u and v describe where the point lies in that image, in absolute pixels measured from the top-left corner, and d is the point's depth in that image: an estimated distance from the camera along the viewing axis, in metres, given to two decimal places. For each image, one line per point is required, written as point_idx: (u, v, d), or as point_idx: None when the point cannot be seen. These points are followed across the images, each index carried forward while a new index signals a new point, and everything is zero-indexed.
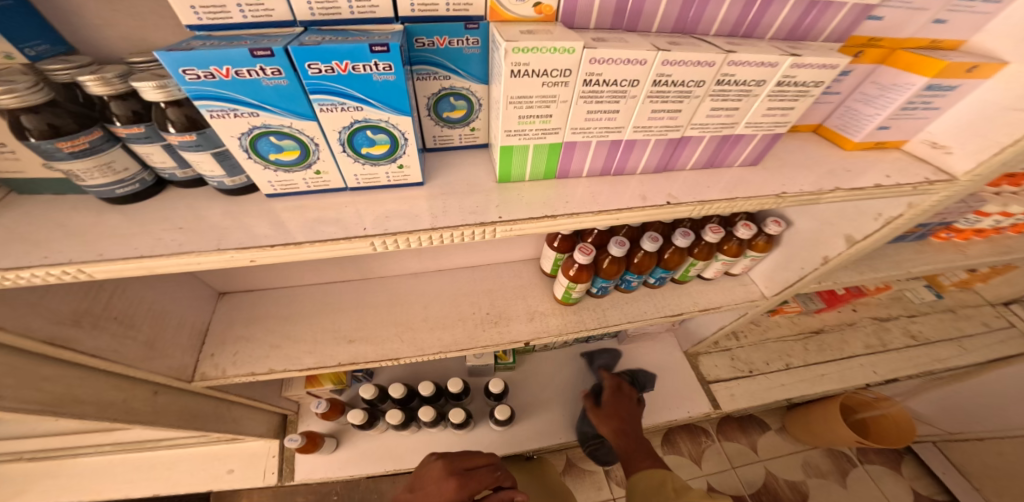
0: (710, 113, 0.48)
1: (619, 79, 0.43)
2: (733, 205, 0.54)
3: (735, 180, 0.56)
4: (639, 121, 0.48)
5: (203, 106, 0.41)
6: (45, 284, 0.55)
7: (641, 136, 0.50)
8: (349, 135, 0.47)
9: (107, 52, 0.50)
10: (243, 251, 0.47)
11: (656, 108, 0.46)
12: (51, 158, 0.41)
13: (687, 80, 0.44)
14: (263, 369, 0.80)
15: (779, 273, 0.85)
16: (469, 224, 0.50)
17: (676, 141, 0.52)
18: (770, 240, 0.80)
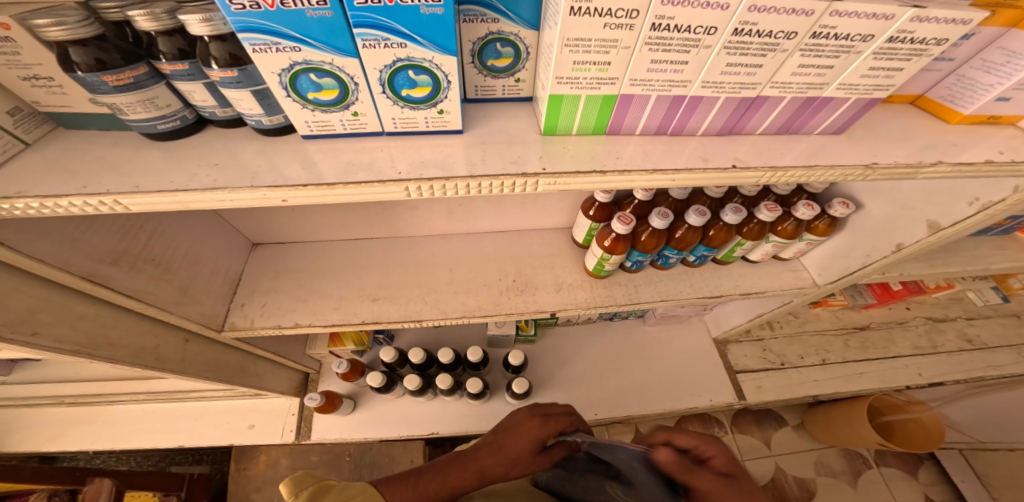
0: (796, 71, 0.43)
1: (693, 25, 0.38)
2: (811, 174, 0.49)
3: (810, 148, 0.51)
4: (709, 76, 0.43)
5: (247, 39, 0.39)
6: (87, 219, 0.55)
7: (708, 93, 0.45)
8: (390, 75, 0.45)
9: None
10: (276, 190, 0.46)
11: (731, 61, 0.41)
12: (97, 91, 0.38)
13: (777, 31, 0.38)
14: (290, 321, 0.81)
15: (838, 261, 0.79)
16: (511, 174, 0.49)
17: (748, 103, 0.47)
18: (833, 223, 0.75)
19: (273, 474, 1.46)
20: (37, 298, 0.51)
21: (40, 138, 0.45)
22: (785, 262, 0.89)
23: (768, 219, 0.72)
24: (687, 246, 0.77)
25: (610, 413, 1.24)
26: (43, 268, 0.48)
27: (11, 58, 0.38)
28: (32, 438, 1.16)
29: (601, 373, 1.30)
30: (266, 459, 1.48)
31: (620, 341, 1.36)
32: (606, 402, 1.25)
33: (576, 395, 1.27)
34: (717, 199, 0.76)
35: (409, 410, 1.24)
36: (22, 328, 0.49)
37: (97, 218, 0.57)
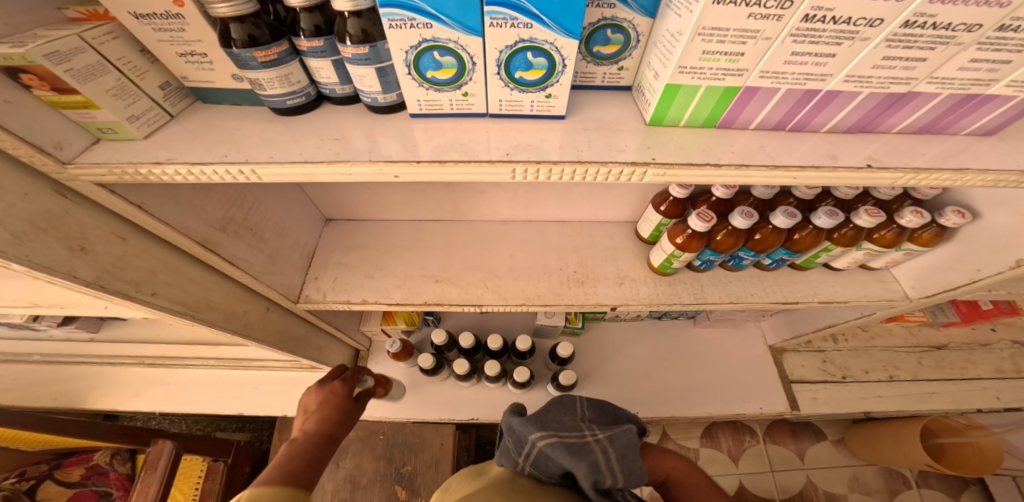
0: (964, 66, 0.41)
1: (855, 17, 0.36)
2: (957, 179, 0.48)
3: (954, 147, 0.49)
4: (857, 70, 0.42)
5: (386, 15, 0.40)
6: (205, 187, 0.59)
7: (851, 87, 0.44)
8: (508, 55, 0.45)
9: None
10: (391, 165, 0.47)
11: (889, 55, 0.40)
12: (246, 66, 0.43)
13: (955, 24, 0.36)
14: (359, 297, 0.84)
15: (943, 275, 0.81)
16: (619, 163, 0.48)
17: (894, 100, 0.46)
18: (939, 233, 0.76)
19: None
20: (155, 260, 0.56)
21: (182, 110, 0.51)
22: (874, 273, 0.92)
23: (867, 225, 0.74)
24: (767, 247, 0.80)
25: (652, 411, 1.24)
26: (171, 232, 0.53)
27: (176, 35, 0.43)
28: (109, 396, 1.25)
29: (644, 371, 1.30)
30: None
31: (667, 340, 1.35)
32: (647, 401, 1.24)
33: (618, 391, 1.26)
34: (807, 202, 0.79)
35: (451, 394, 1.26)
36: (145, 287, 0.54)
37: (213, 186, 0.62)
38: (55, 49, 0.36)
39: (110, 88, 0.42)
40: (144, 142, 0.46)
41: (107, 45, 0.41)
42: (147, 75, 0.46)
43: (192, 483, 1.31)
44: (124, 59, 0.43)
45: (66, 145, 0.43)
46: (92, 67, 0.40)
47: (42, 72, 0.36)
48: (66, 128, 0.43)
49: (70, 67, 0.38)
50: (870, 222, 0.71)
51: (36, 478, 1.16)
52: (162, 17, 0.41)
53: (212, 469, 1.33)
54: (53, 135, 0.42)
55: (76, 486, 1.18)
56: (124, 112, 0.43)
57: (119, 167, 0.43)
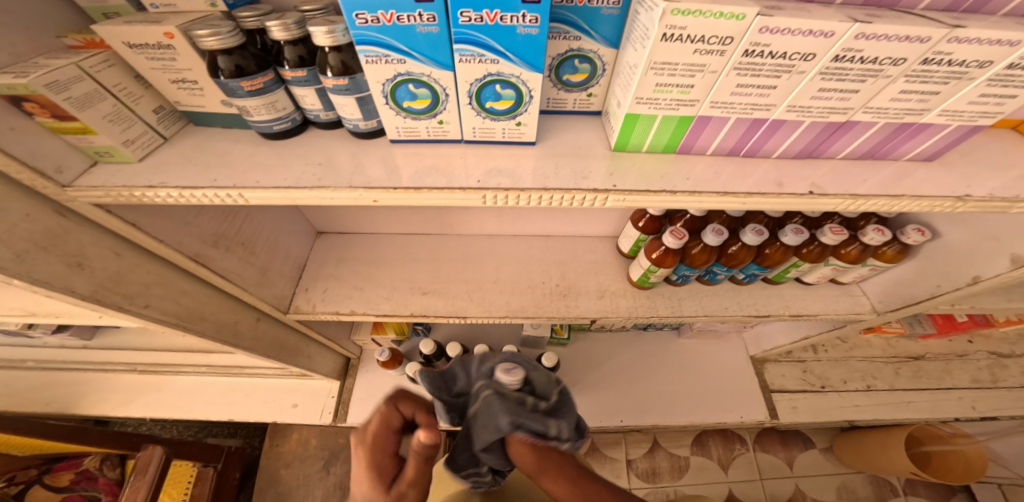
0: (897, 96, 0.44)
1: (789, 51, 0.39)
2: (895, 204, 0.51)
3: (898, 173, 0.53)
4: (797, 100, 0.45)
5: (363, 51, 0.44)
6: (199, 205, 0.62)
7: (793, 117, 0.47)
8: (478, 88, 0.49)
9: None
10: (371, 191, 0.50)
11: (824, 87, 0.43)
12: (234, 94, 0.46)
13: (883, 57, 0.39)
14: (346, 308, 0.88)
15: (906, 289, 0.84)
16: (582, 190, 0.51)
17: (836, 128, 0.49)
18: (901, 250, 0.79)
19: (303, 453, 1.53)
20: (150, 274, 0.59)
21: (176, 133, 0.54)
22: (843, 287, 0.95)
23: (833, 243, 0.77)
24: (740, 263, 0.83)
25: (636, 420, 1.27)
26: (163, 248, 0.56)
27: (168, 64, 0.46)
28: (103, 402, 1.27)
29: (630, 380, 1.34)
30: (298, 437, 1.56)
31: (653, 350, 1.38)
32: (632, 409, 1.27)
33: (604, 400, 1.30)
34: (776, 218, 0.82)
35: None
36: (138, 300, 0.57)
37: (206, 206, 0.65)
38: (54, 80, 0.39)
39: (106, 114, 0.45)
40: (138, 164, 0.50)
41: (104, 73, 0.44)
42: (141, 100, 0.49)
43: (182, 487, 1.27)
44: (120, 86, 0.46)
45: (65, 169, 0.46)
46: (89, 94, 0.43)
47: (44, 101, 0.40)
48: (66, 152, 0.46)
49: (69, 96, 0.41)
50: (834, 239, 0.74)
51: (25, 483, 1.17)
52: (155, 47, 0.44)
53: (201, 476, 1.32)
54: (54, 158, 0.45)
55: (64, 490, 1.19)
56: (119, 137, 0.47)
57: (116, 190, 0.47)
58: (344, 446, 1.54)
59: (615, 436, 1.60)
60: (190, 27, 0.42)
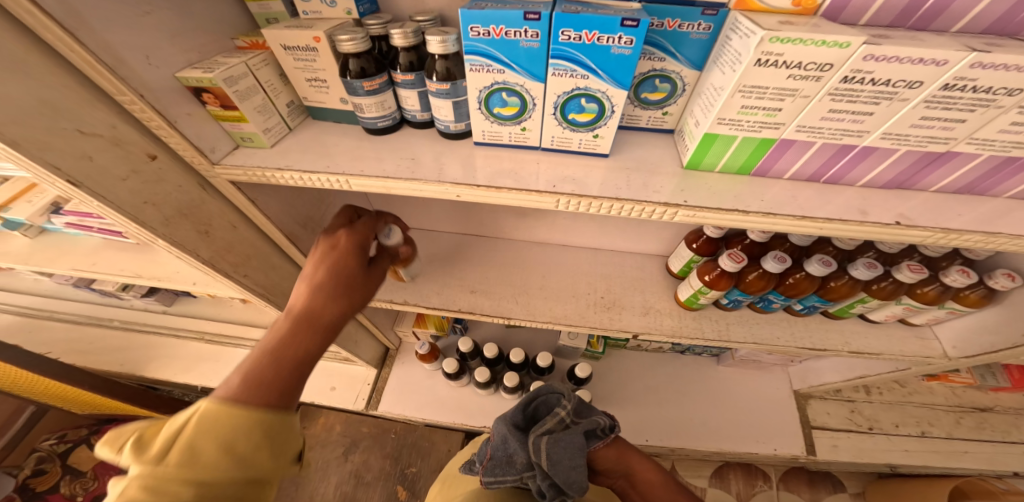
0: (1006, 128, 0.43)
1: (895, 79, 0.40)
2: (990, 241, 0.49)
3: (995, 210, 0.51)
4: (894, 128, 0.45)
5: (470, 60, 0.50)
6: (298, 191, 0.74)
7: (887, 144, 0.47)
8: (565, 100, 0.53)
9: (398, 9, 0.61)
10: (456, 187, 0.56)
11: (927, 115, 0.42)
12: (354, 92, 0.55)
13: (995, 87, 0.39)
14: (401, 298, 0.96)
15: (983, 336, 0.82)
16: (653, 202, 0.53)
17: (932, 158, 0.48)
18: (986, 295, 0.78)
19: (327, 437, 1.59)
20: (253, 247, 0.71)
21: (299, 124, 0.64)
22: (913, 329, 0.94)
23: (910, 281, 0.77)
24: (800, 293, 0.85)
25: (662, 441, 1.25)
26: (268, 224, 0.68)
27: (309, 64, 0.56)
28: (166, 366, 1.39)
29: (660, 399, 1.33)
30: (325, 422, 1.62)
31: (686, 374, 1.37)
32: (660, 429, 1.27)
33: (633, 417, 1.30)
34: (847, 252, 0.83)
35: (469, 401, 1.33)
36: (241, 268, 0.69)
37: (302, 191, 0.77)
38: (229, 75, 0.50)
39: (256, 106, 0.55)
40: (270, 149, 0.60)
41: (261, 71, 0.55)
42: (280, 95, 0.59)
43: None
44: (269, 83, 0.57)
45: (217, 149, 0.57)
46: (249, 89, 0.53)
47: (219, 92, 0.51)
48: (220, 137, 0.57)
49: (237, 89, 0.52)
50: (913, 277, 0.74)
51: (74, 442, 1.35)
52: (303, 49, 0.54)
53: None
54: (211, 141, 0.56)
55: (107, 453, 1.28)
56: (261, 126, 0.57)
57: (252, 170, 0.57)
58: (367, 434, 1.60)
59: None
60: (335, 31, 0.52)
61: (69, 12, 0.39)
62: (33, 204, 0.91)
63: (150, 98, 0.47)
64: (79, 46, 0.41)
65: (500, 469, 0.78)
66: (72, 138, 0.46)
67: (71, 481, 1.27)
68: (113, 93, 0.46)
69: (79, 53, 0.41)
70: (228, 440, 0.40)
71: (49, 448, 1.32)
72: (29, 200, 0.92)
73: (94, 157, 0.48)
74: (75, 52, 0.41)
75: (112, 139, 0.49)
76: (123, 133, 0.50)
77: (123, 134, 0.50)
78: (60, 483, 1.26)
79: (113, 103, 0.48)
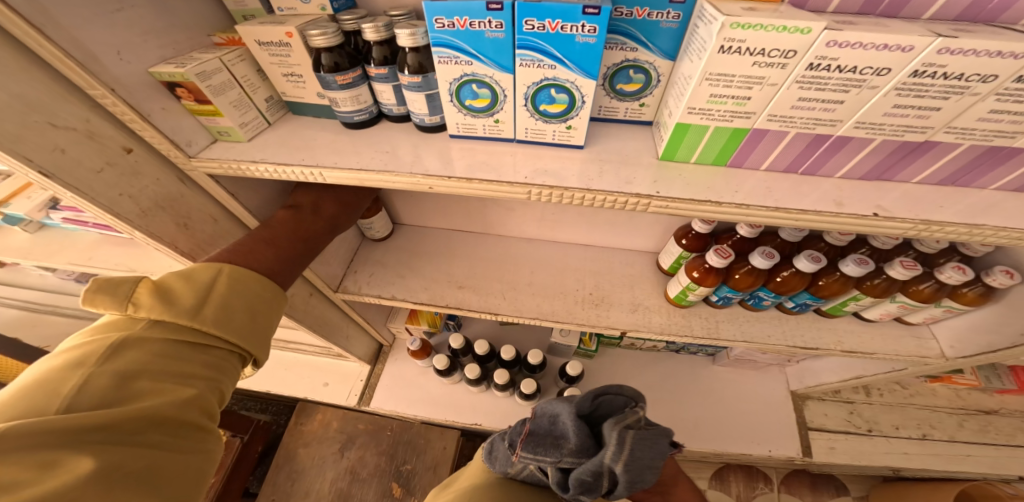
0: (984, 116, 0.41)
1: (861, 66, 0.39)
2: (974, 234, 0.48)
3: (980, 202, 0.49)
4: (867, 116, 0.43)
5: (438, 52, 0.50)
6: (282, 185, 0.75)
7: (862, 134, 0.45)
8: (535, 91, 0.52)
9: (373, 3, 0.61)
10: (428, 179, 0.56)
11: (900, 103, 0.41)
12: (328, 87, 0.56)
13: (967, 73, 0.38)
14: (388, 293, 0.97)
15: (981, 336, 0.79)
16: (625, 193, 0.53)
17: (910, 148, 0.47)
18: (983, 293, 0.75)
19: (324, 433, 1.60)
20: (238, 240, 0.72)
21: (278, 119, 0.65)
22: (910, 328, 0.91)
23: (903, 278, 0.74)
24: (790, 290, 0.83)
25: None
26: (250, 217, 0.69)
27: (284, 59, 0.56)
28: None
29: (654, 398, 1.32)
30: (321, 418, 1.64)
31: (681, 372, 1.36)
32: None
33: None
34: (840, 248, 0.81)
35: (462, 397, 1.33)
36: None
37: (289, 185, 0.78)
38: (202, 70, 0.50)
39: (232, 100, 0.55)
40: (248, 143, 0.60)
41: (237, 66, 0.55)
42: (258, 89, 0.60)
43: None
44: (246, 77, 0.57)
45: (193, 143, 0.57)
46: (224, 84, 0.54)
47: (192, 87, 0.51)
48: (197, 130, 0.58)
49: (210, 84, 0.52)
50: (906, 274, 0.72)
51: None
52: (277, 45, 0.54)
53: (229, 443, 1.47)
54: (187, 134, 0.56)
55: None
56: (238, 120, 0.57)
57: (228, 163, 0.57)
58: (363, 430, 1.61)
59: None
60: (306, 26, 0.52)
61: (39, 12, 0.40)
62: (32, 199, 0.93)
63: (122, 92, 0.48)
64: (47, 43, 0.41)
65: (540, 447, 0.63)
66: (45, 132, 0.46)
67: None
68: (84, 88, 0.46)
69: (48, 48, 0.41)
70: (249, 304, 0.55)
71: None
72: (30, 196, 0.94)
73: (67, 150, 0.48)
74: (45, 47, 0.41)
75: (86, 132, 0.49)
76: (98, 127, 0.50)
77: (98, 128, 0.50)
78: None
79: (87, 97, 0.49)
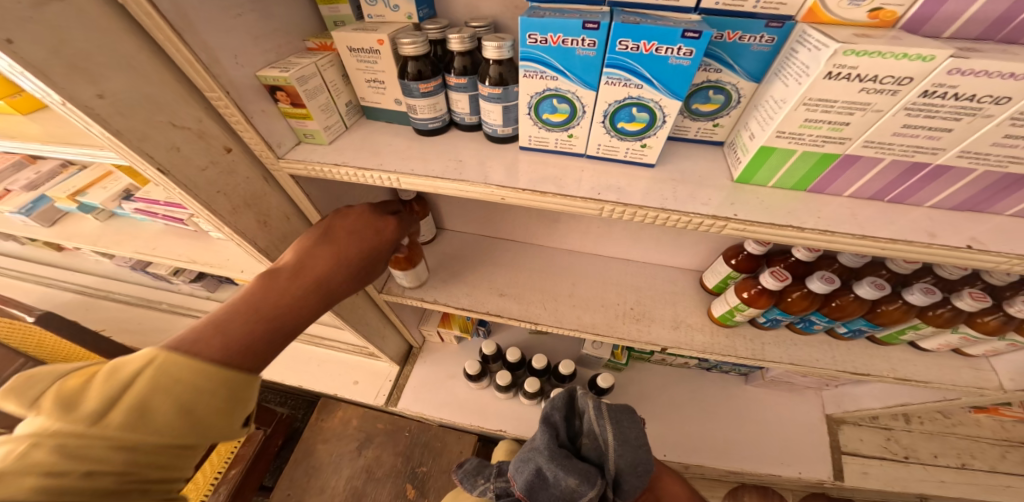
0: None
1: (980, 94, 0.38)
2: None
3: None
4: (974, 146, 0.43)
5: (524, 67, 0.51)
6: (346, 187, 0.77)
7: (965, 163, 0.45)
8: (615, 108, 0.53)
9: (454, 14, 0.63)
10: (501, 189, 0.57)
11: (1014, 133, 0.40)
12: (411, 94, 0.57)
13: None
14: (431, 296, 0.98)
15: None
16: (702, 214, 0.52)
17: (1013, 180, 0.46)
18: None
19: (344, 431, 1.62)
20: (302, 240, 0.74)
21: (354, 123, 0.66)
22: (967, 359, 0.89)
23: (971, 309, 0.73)
24: (845, 316, 0.81)
25: (682, 457, 1.23)
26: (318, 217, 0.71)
27: (370, 66, 0.58)
28: None
29: (683, 415, 1.30)
30: (343, 415, 1.66)
31: (713, 390, 1.34)
32: (680, 445, 1.24)
33: (654, 430, 1.27)
34: (902, 276, 0.80)
35: (488, 404, 1.33)
36: None
37: (351, 187, 0.80)
38: (302, 75, 0.53)
39: (321, 105, 0.57)
40: (328, 146, 0.62)
41: (327, 71, 0.57)
42: (341, 95, 0.61)
43: (230, 447, 1.44)
44: (333, 83, 0.59)
45: (282, 145, 0.59)
46: (317, 89, 0.56)
47: (291, 91, 0.53)
48: (286, 132, 0.59)
49: (307, 88, 0.54)
50: (975, 305, 0.71)
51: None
52: (367, 52, 0.56)
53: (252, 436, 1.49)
54: (278, 136, 0.58)
55: None
56: (324, 124, 0.59)
57: (311, 165, 0.59)
58: (382, 431, 1.62)
59: None
60: (397, 36, 0.53)
61: (181, 17, 0.43)
62: (107, 190, 0.96)
63: (234, 95, 0.50)
64: (183, 47, 0.44)
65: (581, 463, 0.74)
66: (165, 131, 0.48)
67: None
68: (203, 90, 0.48)
69: (183, 53, 0.44)
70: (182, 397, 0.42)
71: None
72: (103, 186, 0.98)
73: (181, 148, 0.50)
74: (180, 51, 0.44)
75: (198, 132, 0.51)
76: (208, 127, 0.52)
77: (208, 127, 0.52)
78: None
79: None
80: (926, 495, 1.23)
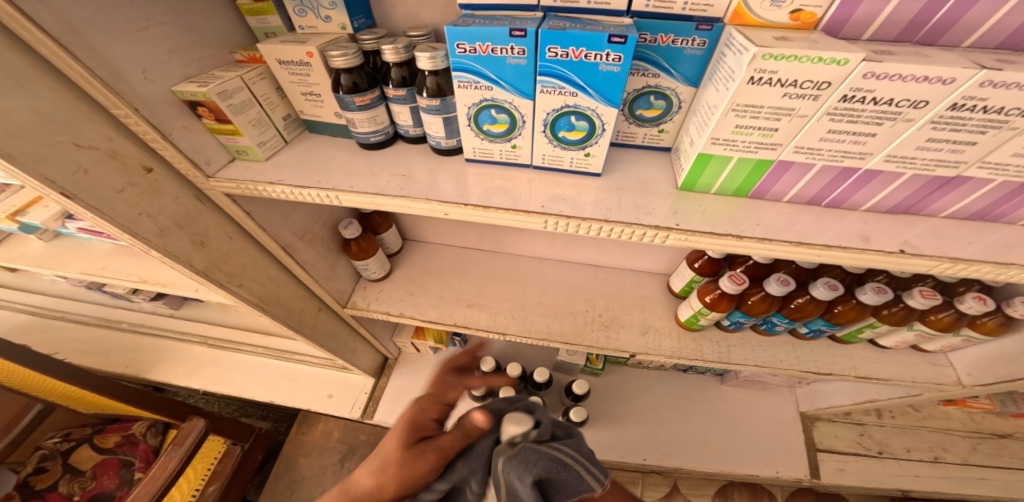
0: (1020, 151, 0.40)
1: (898, 98, 0.38)
2: (1002, 272, 0.46)
3: (1012, 238, 0.48)
4: (899, 150, 0.43)
5: (458, 77, 0.50)
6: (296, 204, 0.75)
7: (892, 167, 0.45)
8: (554, 117, 0.52)
9: (394, 25, 0.61)
10: (443, 204, 0.55)
11: (935, 136, 0.40)
12: (347, 107, 0.55)
13: (1006, 107, 0.37)
14: (396, 309, 0.96)
15: (1001, 365, 0.77)
16: (643, 225, 0.51)
17: (940, 183, 0.46)
18: (1004, 324, 0.73)
19: (322, 446, 1.58)
20: (251, 258, 0.71)
21: (295, 137, 0.64)
22: (926, 355, 0.90)
23: (922, 307, 0.73)
24: (804, 316, 0.81)
25: (660, 460, 1.22)
26: (263, 235, 0.69)
27: (304, 78, 0.56)
28: (170, 370, 1.42)
29: (660, 419, 1.30)
30: (322, 429, 1.62)
31: (690, 392, 1.34)
32: (657, 448, 1.24)
33: (632, 435, 1.27)
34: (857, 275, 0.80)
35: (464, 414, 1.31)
36: (235, 279, 0.69)
37: (303, 203, 0.78)
38: (224, 89, 0.51)
39: (252, 119, 0.55)
40: (265, 162, 0.60)
41: (257, 84, 0.55)
42: (277, 108, 0.59)
43: (206, 463, 1.30)
44: (266, 96, 0.57)
45: (212, 162, 0.57)
46: (245, 103, 0.54)
47: (213, 106, 0.51)
48: (216, 149, 0.58)
49: (231, 103, 0.52)
50: (924, 303, 0.71)
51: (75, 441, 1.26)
52: (298, 64, 0.54)
53: (228, 452, 1.37)
54: (207, 153, 0.56)
55: (106, 452, 1.24)
56: (257, 139, 0.57)
57: (244, 183, 0.57)
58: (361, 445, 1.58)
59: (633, 474, 1.45)
60: (327, 47, 0.52)
61: (67, 31, 0.40)
62: (49, 208, 0.92)
63: (146, 111, 0.48)
64: (75, 62, 0.41)
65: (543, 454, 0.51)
66: (69, 152, 0.46)
67: (70, 481, 1.19)
68: (109, 107, 0.46)
69: (76, 69, 0.42)
70: None
71: (51, 446, 1.24)
72: (46, 205, 0.93)
73: (90, 170, 0.48)
74: (73, 68, 0.41)
75: (109, 151, 0.50)
76: (120, 145, 0.51)
77: (119, 147, 0.51)
78: (59, 482, 1.18)
79: (110, 117, 0.49)
80: (900, 489, 1.24)
